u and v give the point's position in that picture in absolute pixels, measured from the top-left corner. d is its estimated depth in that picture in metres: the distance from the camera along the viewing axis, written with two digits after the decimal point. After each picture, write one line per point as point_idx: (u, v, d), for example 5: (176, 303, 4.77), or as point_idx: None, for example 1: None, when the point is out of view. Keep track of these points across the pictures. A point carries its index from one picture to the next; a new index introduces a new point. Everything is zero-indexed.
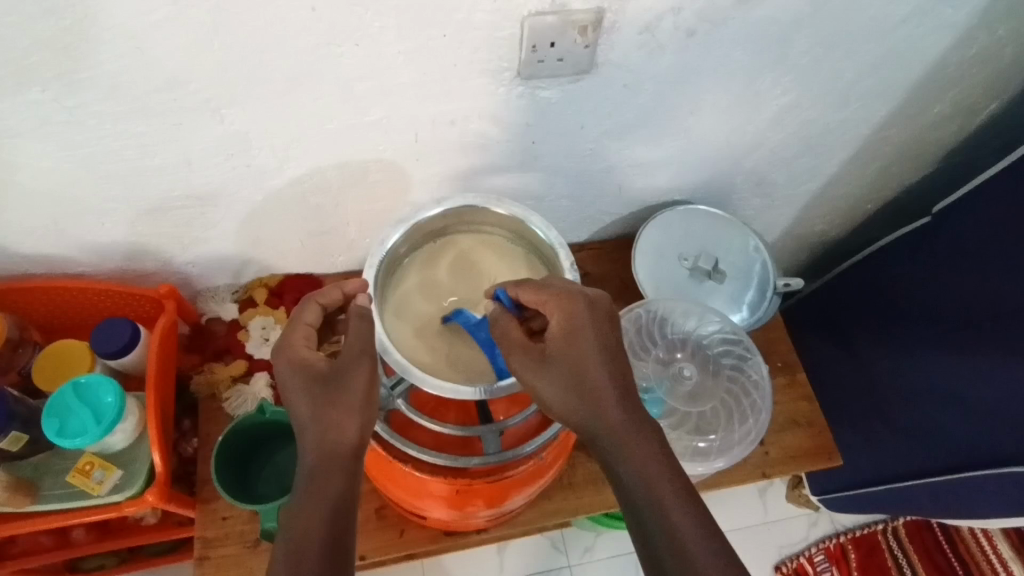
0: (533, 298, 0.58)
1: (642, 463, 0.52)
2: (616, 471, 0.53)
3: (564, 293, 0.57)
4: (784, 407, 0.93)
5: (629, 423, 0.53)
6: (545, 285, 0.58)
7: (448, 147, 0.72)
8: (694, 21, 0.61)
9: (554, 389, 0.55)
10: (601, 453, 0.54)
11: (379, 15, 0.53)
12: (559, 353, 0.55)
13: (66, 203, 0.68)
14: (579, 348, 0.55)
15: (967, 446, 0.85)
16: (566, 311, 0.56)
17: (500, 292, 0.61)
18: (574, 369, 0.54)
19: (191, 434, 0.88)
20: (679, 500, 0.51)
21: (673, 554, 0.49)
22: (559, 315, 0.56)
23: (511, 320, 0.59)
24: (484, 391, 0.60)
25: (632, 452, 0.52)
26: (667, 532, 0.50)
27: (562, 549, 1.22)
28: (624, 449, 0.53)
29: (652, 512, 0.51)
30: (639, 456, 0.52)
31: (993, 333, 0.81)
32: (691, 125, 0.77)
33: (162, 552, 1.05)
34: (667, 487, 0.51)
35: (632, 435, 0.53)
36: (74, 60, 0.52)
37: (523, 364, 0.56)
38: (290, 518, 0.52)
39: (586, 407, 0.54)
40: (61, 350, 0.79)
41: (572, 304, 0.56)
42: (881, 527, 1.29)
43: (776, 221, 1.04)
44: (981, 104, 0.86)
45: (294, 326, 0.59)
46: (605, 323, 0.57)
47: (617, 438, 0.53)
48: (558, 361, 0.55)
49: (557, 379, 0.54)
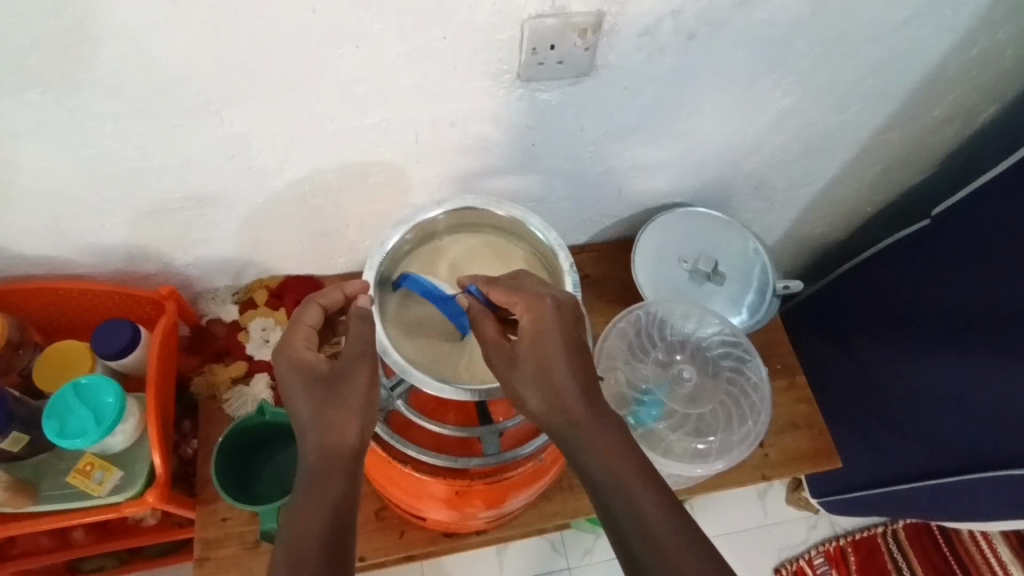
0: (505, 299, 0.59)
1: (610, 462, 0.52)
2: (583, 467, 0.53)
3: (531, 295, 0.58)
4: (783, 409, 0.93)
5: (593, 419, 0.54)
6: (515, 288, 0.59)
7: (449, 149, 0.72)
8: (694, 24, 0.61)
9: (526, 387, 0.55)
10: (567, 451, 0.54)
11: (379, 17, 0.54)
12: (529, 351, 0.56)
13: (67, 204, 0.68)
14: (547, 346, 0.55)
15: (967, 449, 0.85)
16: (534, 311, 0.57)
17: (473, 288, 0.63)
18: (541, 367, 0.55)
19: (191, 435, 0.89)
20: (647, 490, 0.51)
21: (646, 544, 0.49)
22: (527, 316, 0.57)
23: (487, 316, 0.60)
24: (480, 394, 0.61)
25: (598, 447, 0.53)
26: (639, 522, 0.50)
27: (561, 550, 1.22)
28: (590, 444, 0.53)
29: (621, 504, 0.51)
30: (606, 450, 0.53)
31: (993, 335, 0.81)
32: (691, 127, 0.77)
33: (161, 553, 1.06)
34: (635, 478, 0.52)
35: (597, 430, 0.53)
36: (75, 61, 0.52)
37: (498, 364, 0.57)
38: (289, 519, 0.52)
39: (556, 404, 0.54)
40: (62, 351, 0.79)
41: (540, 307, 0.57)
42: (881, 530, 1.29)
43: (776, 223, 1.05)
44: (981, 107, 0.86)
45: (295, 327, 0.59)
46: (572, 323, 0.58)
47: (583, 434, 0.53)
48: (528, 359, 0.55)
49: (529, 377, 0.55)
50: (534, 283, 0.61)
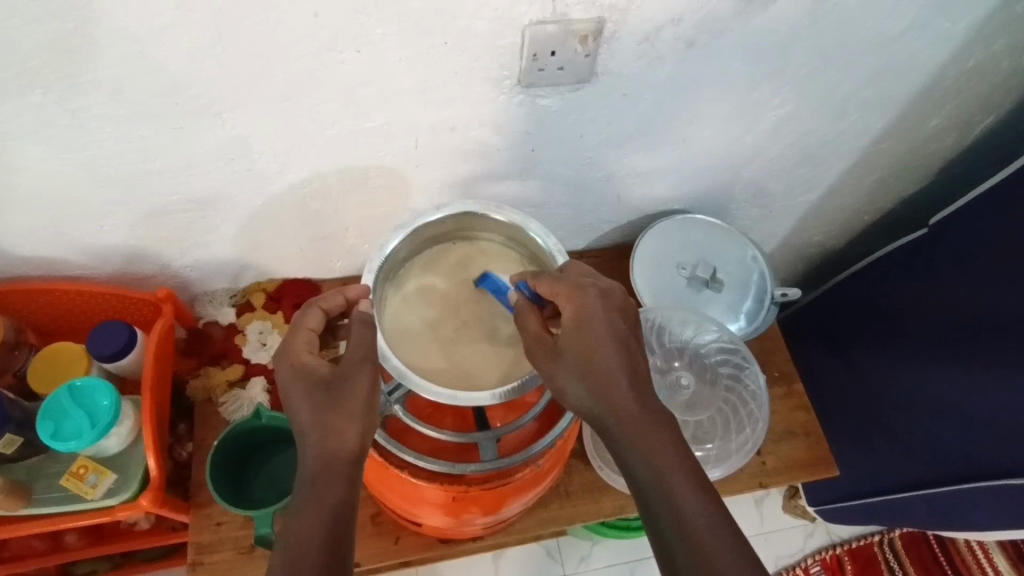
0: (547, 289, 0.59)
1: (652, 453, 0.52)
2: (626, 461, 0.53)
3: (575, 286, 0.57)
4: (781, 416, 0.93)
5: (639, 414, 0.53)
6: (557, 278, 0.59)
7: (449, 154, 0.72)
8: (694, 32, 0.62)
9: (569, 380, 0.55)
10: (611, 444, 0.54)
11: (381, 22, 0.54)
12: (572, 342, 0.55)
13: (66, 206, 0.68)
14: (591, 337, 0.55)
15: (965, 458, 0.85)
16: (576, 302, 0.56)
17: (523, 283, 0.63)
18: (585, 359, 0.55)
19: (185, 438, 0.87)
20: (687, 482, 0.51)
21: (684, 544, 0.49)
22: (571, 306, 0.56)
23: (531, 309, 0.59)
24: (491, 395, 0.60)
25: (643, 443, 0.53)
26: (677, 522, 0.50)
27: (557, 557, 1.21)
28: (635, 440, 0.53)
29: (662, 502, 0.51)
30: (651, 447, 0.52)
31: (990, 345, 0.81)
32: (690, 135, 0.77)
33: (151, 558, 1.05)
34: (678, 476, 0.51)
35: (643, 426, 0.53)
36: (76, 63, 0.52)
37: (538, 355, 0.57)
38: (288, 524, 0.52)
39: (600, 397, 0.54)
40: (57, 352, 0.78)
41: (582, 297, 0.57)
42: (877, 539, 1.29)
43: (774, 231, 1.05)
44: (978, 117, 0.87)
45: (296, 331, 0.60)
46: (616, 313, 0.57)
47: (627, 430, 0.53)
48: (572, 351, 0.55)
49: (573, 368, 0.55)
50: (578, 273, 0.60)
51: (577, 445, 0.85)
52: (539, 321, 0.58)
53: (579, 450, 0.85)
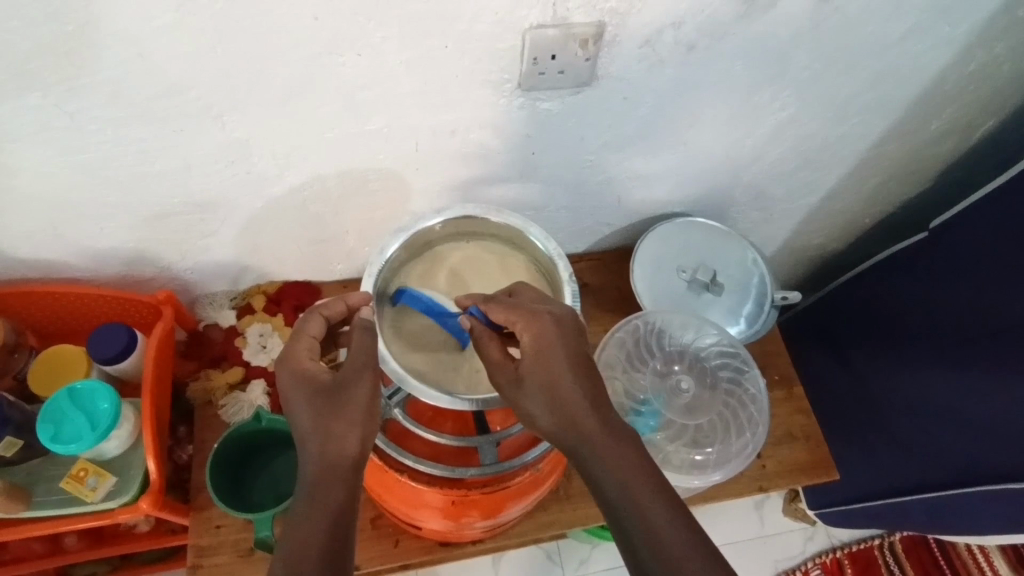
0: (503, 316, 0.59)
1: (617, 468, 0.52)
2: (597, 482, 0.52)
3: (530, 313, 0.57)
4: (781, 420, 0.93)
5: (605, 434, 0.53)
6: (512, 305, 0.59)
7: (449, 157, 0.72)
8: (694, 36, 0.62)
9: (536, 405, 0.55)
10: (580, 465, 0.53)
11: (382, 25, 0.54)
12: (534, 369, 0.55)
13: (65, 208, 0.68)
14: (551, 363, 0.55)
15: (964, 462, 0.85)
16: (534, 329, 0.56)
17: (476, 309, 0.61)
18: (546, 383, 0.54)
19: (185, 441, 0.87)
20: (653, 493, 0.51)
21: (660, 562, 0.48)
22: (529, 334, 0.56)
23: (491, 337, 0.59)
24: (478, 404, 0.61)
25: (612, 463, 0.52)
26: (652, 540, 0.49)
27: (556, 560, 1.21)
28: (605, 459, 0.52)
29: (635, 521, 0.50)
30: (621, 466, 0.52)
31: (990, 349, 0.81)
32: (690, 138, 0.77)
33: (152, 560, 1.05)
34: (649, 494, 0.51)
35: (610, 444, 0.52)
36: (75, 65, 0.52)
37: (504, 382, 0.57)
38: (288, 529, 0.51)
39: (568, 420, 0.54)
40: (58, 355, 0.78)
41: (538, 322, 0.57)
42: (877, 543, 1.29)
43: (774, 234, 1.05)
44: (978, 121, 0.87)
45: (297, 337, 0.60)
46: (573, 337, 0.57)
47: (595, 450, 0.52)
48: (534, 378, 0.55)
49: (538, 395, 0.54)
50: (532, 298, 0.61)
51: None
52: (500, 348, 0.59)
53: None
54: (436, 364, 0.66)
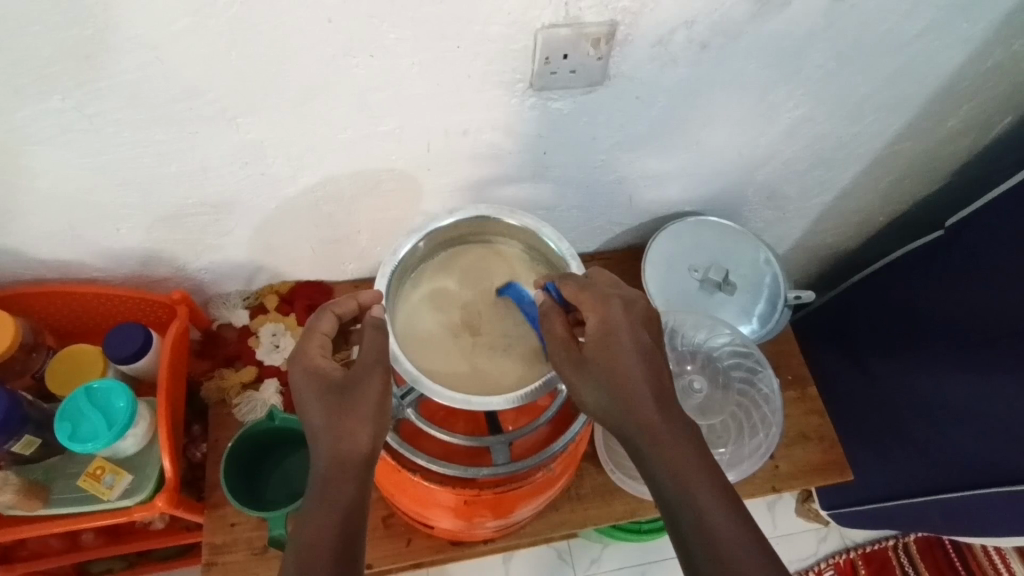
0: (573, 296, 0.60)
1: (672, 461, 0.52)
2: (651, 473, 0.53)
3: (599, 295, 0.59)
4: (794, 420, 0.93)
5: (666, 425, 0.54)
6: (585, 285, 0.60)
7: (462, 157, 0.72)
8: (708, 35, 0.61)
9: (595, 385, 0.56)
10: (635, 454, 0.54)
11: (395, 27, 0.54)
12: (601, 348, 0.56)
13: (83, 209, 0.69)
14: (615, 346, 0.56)
15: (980, 464, 0.84)
16: (602, 312, 0.58)
17: (551, 284, 0.63)
18: (608, 369, 0.55)
19: (200, 439, 0.89)
20: (706, 488, 0.51)
21: (709, 554, 0.48)
22: (599, 316, 0.58)
23: (558, 315, 0.60)
24: (501, 401, 0.60)
25: (666, 454, 0.53)
26: (703, 533, 0.49)
27: (568, 560, 1.21)
28: (662, 449, 0.53)
29: (688, 512, 0.50)
30: (677, 458, 0.52)
31: (1008, 350, 0.80)
32: (704, 137, 0.77)
33: (168, 556, 1.07)
34: (702, 486, 0.51)
35: (667, 433, 0.53)
36: (94, 69, 0.53)
37: (563, 360, 0.58)
38: (300, 525, 0.52)
39: (629, 405, 0.55)
40: (75, 353, 0.79)
41: (607, 307, 0.58)
42: (892, 543, 1.28)
43: (787, 233, 1.04)
44: (996, 118, 0.86)
45: (309, 335, 0.60)
46: (641, 324, 0.58)
47: (653, 440, 0.53)
48: (600, 357, 0.56)
49: (602, 373, 0.56)
50: (605, 281, 0.62)
51: (588, 448, 0.85)
52: (564, 327, 0.59)
53: (591, 453, 0.85)
54: (436, 359, 0.66)
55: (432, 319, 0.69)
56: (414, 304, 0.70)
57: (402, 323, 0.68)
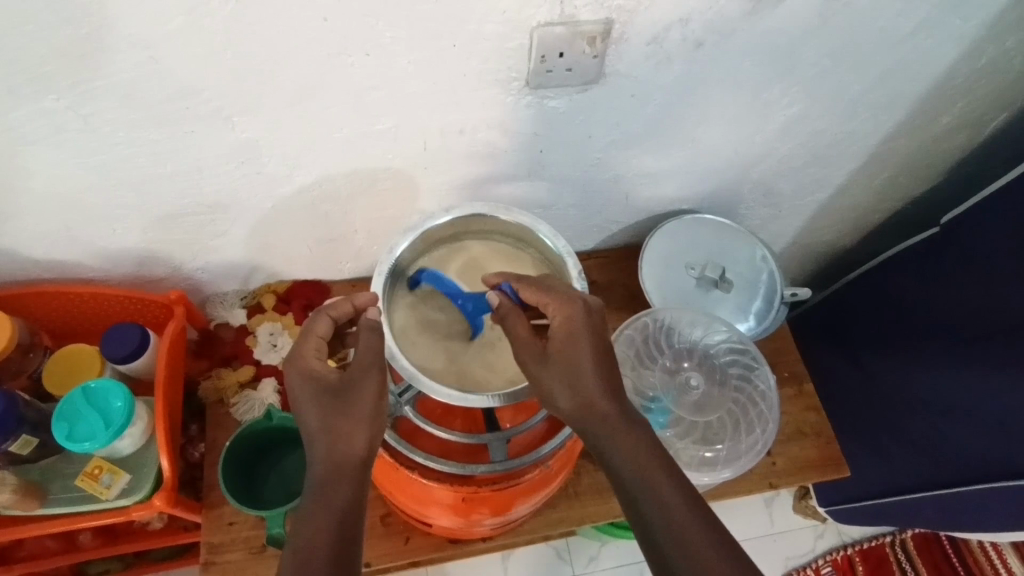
0: (534, 296, 0.60)
1: (631, 451, 0.53)
2: (613, 468, 0.54)
3: (559, 295, 0.59)
4: (791, 417, 0.93)
5: (625, 421, 0.55)
6: (547, 286, 0.60)
7: (458, 156, 0.72)
8: (703, 33, 0.62)
9: (561, 382, 0.55)
10: (596, 452, 0.55)
11: (391, 26, 0.54)
12: (566, 343, 0.56)
13: (78, 209, 0.69)
14: (579, 344, 0.56)
15: (975, 460, 0.84)
16: (565, 312, 0.58)
17: (506, 284, 0.63)
18: (572, 367, 0.56)
19: (197, 439, 0.89)
20: (664, 475, 0.52)
21: (673, 541, 0.49)
22: (562, 315, 0.58)
23: (519, 316, 0.60)
24: (495, 398, 0.60)
25: (627, 449, 0.53)
26: (665, 518, 0.50)
27: (566, 558, 1.21)
28: (622, 444, 0.53)
29: (651, 504, 0.51)
30: (637, 452, 0.53)
31: (1003, 345, 0.80)
32: (699, 135, 0.77)
33: (166, 556, 1.06)
34: (663, 479, 0.52)
35: (627, 430, 0.54)
36: (89, 69, 0.53)
37: (528, 359, 0.57)
38: (298, 526, 0.52)
39: (592, 402, 0.55)
40: (72, 353, 0.79)
41: (570, 306, 0.58)
42: (888, 540, 1.29)
43: (783, 231, 1.04)
44: (990, 115, 0.86)
45: (305, 338, 0.60)
46: (600, 323, 0.59)
47: (613, 436, 0.54)
48: (566, 354, 0.56)
49: (568, 369, 0.56)
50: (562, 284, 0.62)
51: (586, 446, 0.85)
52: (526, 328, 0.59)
53: (587, 451, 0.85)
54: (435, 356, 0.66)
55: (429, 316, 0.69)
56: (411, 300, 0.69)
57: (399, 320, 0.68)
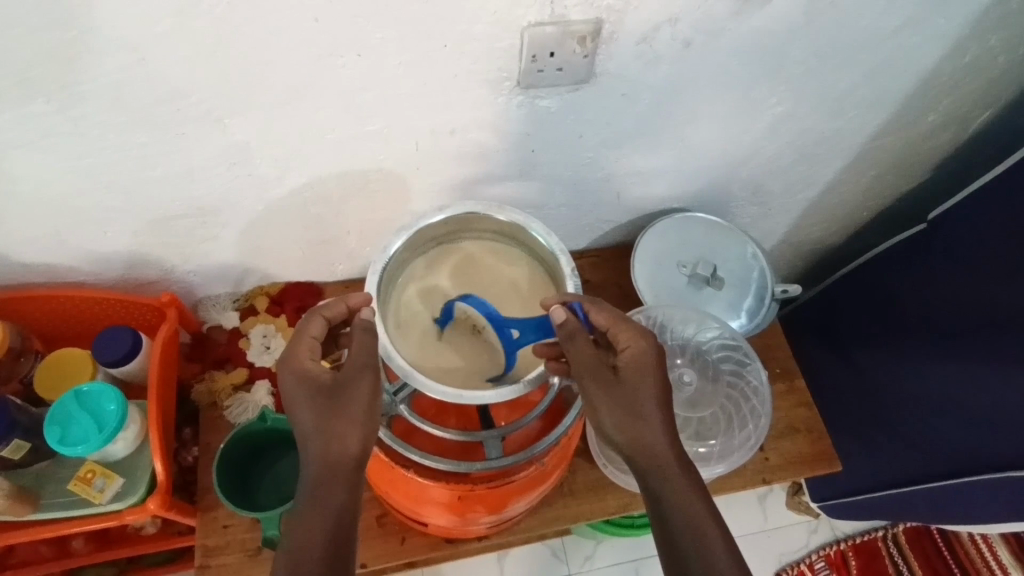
0: (607, 322, 0.61)
1: (677, 490, 0.56)
2: (663, 513, 0.56)
3: (635, 327, 0.60)
4: (783, 413, 0.94)
5: (680, 468, 0.57)
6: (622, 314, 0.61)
7: (450, 157, 0.73)
8: (691, 32, 0.62)
9: (631, 416, 0.58)
10: (649, 493, 0.57)
11: (381, 27, 0.54)
12: (641, 376, 0.58)
13: (68, 213, 0.69)
14: (647, 380, 0.58)
15: (965, 453, 0.85)
16: (638, 344, 0.59)
17: (575, 305, 0.62)
18: (635, 400, 0.58)
19: (191, 443, 0.88)
20: (705, 518, 0.55)
21: None
22: (638, 348, 0.59)
23: (586, 339, 0.59)
24: (495, 393, 0.58)
25: (681, 498, 0.56)
26: (702, 558, 0.54)
27: (562, 557, 1.21)
28: (675, 490, 0.56)
29: (696, 553, 0.54)
30: (685, 494, 0.56)
31: (991, 339, 0.81)
32: (688, 134, 0.78)
33: (160, 561, 1.06)
34: (710, 533, 0.55)
35: (683, 479, 0.57)
36: (78, 72, 0.53)
37: (594, 381, 0.58)
38: (291, 526, 0.54)
39: (653, 445, 0.57)
40: (64, 357, 0.79)
41: (643, 340, 0.60)
42: (881, 534, 1.30)
43: (773, 229, 1.05)
44: (975, 112, 0.87)
45: (298, 338, 0.60)
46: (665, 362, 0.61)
47: (668, 484, 0.57)
48: (639, 387, 0.58)
49: (640, 402, 0.58)
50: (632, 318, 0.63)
51: (581, 443, 0.86)
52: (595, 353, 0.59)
53: (582, 449, 0.86)
54: (428, 355, 0.67)
55: (418, 312, 0.69)
56: (405, 304, 0.69)
57: (393, 323, 0.68)
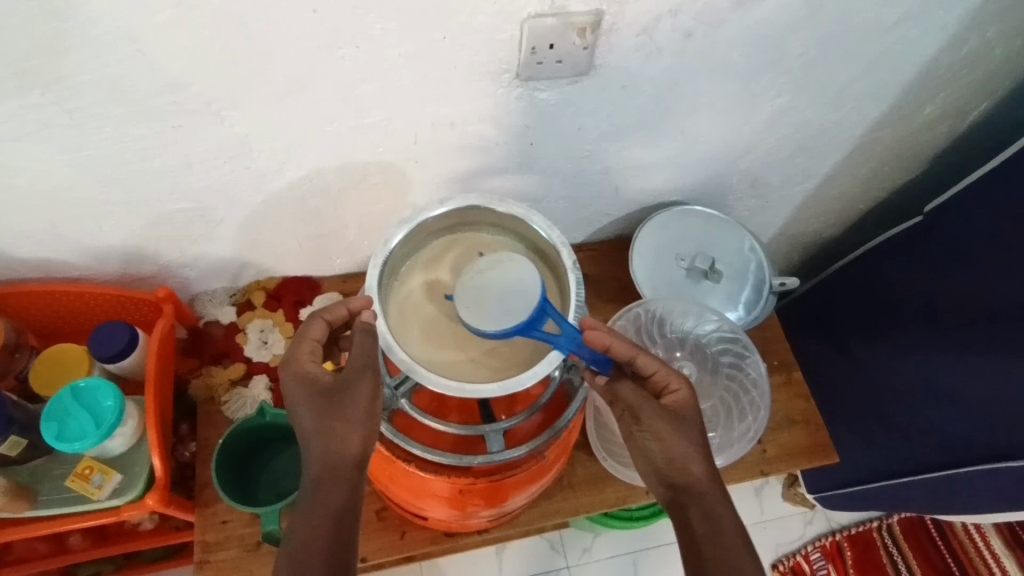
0: (654, 366, 0.60)
1: (715, 525, 0.57)
2: (697, 548, 0.56)
3: (678, 375, 0.61)
4: (781, 405, 0.94)
5: (719, 506, 0.58)
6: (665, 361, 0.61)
7: (449, 149, 0.72)
8: (692, 24, 0.62)
9: (678, 454, 0.59)
10: (684, 528, 0.58)
11: (381, 17, 0.54)
12: (690, 418, 0.60)
13: (64, 205, 0.68)
14: (690, 423, 0.60)
15: (962, 444, 0.86)
16: (679, 392, 0.60)
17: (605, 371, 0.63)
18: (677, 443, 0.59)
19: (188, 438, 0.88)
20: (743, 558, 0.55)
21: None
22: (687, 386, 0.61)
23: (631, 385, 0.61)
24: (501, 387, 0.59)
25: (718, 536, 0.56)
26: None
27: (559, 550, 1.22)
28: (712, 525, 0.57)
29: None
30: (723, 529, 0.57)
31: (988, 331, 0.82)
32: (688, 126, 0.77)
33: (155, 559, 1.06)
34: (747, 562, 0.55)
35: (721, 517, 0.57)
36: (75, 62, 0.52)
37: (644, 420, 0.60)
38: (292, 526, 0.55)
39: (707, 479, 0.59)
40: (60, 353, 0.79)
41: (683, 389, 0.60)
42: (875, 525, 1.30)
43: (771, 221, 1.05)
44: (972, 104, 0.87)
45: (299, 341, 0.59)
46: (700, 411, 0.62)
47: (706, 520, 0.57)
48: (685, 429, 0.60)
49: (690, 442, 0.60)
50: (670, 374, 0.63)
51: (580, 437, 0.86)
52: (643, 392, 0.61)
53: (582, 442, 0.86)
54: (429, 350, 0.66)
55: (419, 308, 0.68)
56: (407, 297, 0.69)
57: (396, 316, 0.67)
